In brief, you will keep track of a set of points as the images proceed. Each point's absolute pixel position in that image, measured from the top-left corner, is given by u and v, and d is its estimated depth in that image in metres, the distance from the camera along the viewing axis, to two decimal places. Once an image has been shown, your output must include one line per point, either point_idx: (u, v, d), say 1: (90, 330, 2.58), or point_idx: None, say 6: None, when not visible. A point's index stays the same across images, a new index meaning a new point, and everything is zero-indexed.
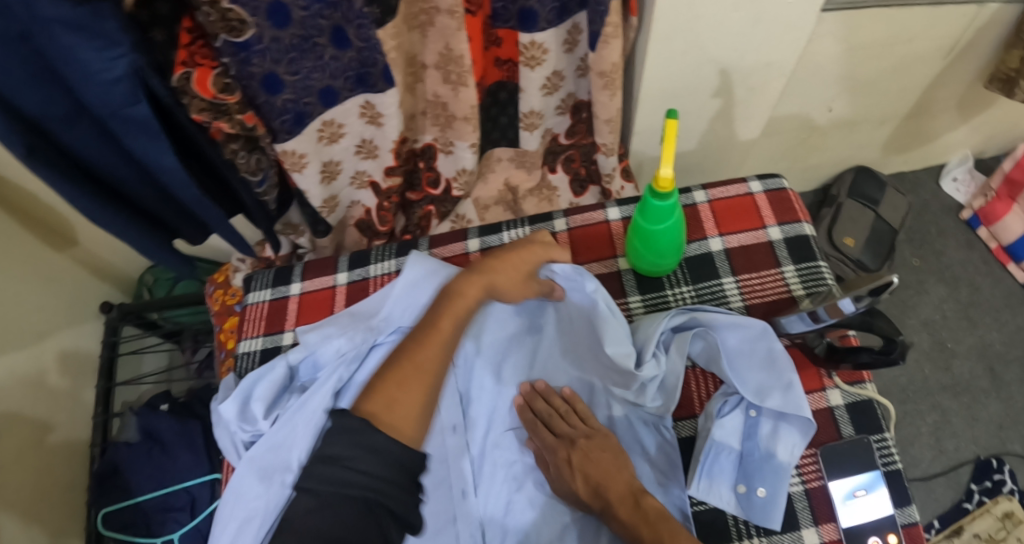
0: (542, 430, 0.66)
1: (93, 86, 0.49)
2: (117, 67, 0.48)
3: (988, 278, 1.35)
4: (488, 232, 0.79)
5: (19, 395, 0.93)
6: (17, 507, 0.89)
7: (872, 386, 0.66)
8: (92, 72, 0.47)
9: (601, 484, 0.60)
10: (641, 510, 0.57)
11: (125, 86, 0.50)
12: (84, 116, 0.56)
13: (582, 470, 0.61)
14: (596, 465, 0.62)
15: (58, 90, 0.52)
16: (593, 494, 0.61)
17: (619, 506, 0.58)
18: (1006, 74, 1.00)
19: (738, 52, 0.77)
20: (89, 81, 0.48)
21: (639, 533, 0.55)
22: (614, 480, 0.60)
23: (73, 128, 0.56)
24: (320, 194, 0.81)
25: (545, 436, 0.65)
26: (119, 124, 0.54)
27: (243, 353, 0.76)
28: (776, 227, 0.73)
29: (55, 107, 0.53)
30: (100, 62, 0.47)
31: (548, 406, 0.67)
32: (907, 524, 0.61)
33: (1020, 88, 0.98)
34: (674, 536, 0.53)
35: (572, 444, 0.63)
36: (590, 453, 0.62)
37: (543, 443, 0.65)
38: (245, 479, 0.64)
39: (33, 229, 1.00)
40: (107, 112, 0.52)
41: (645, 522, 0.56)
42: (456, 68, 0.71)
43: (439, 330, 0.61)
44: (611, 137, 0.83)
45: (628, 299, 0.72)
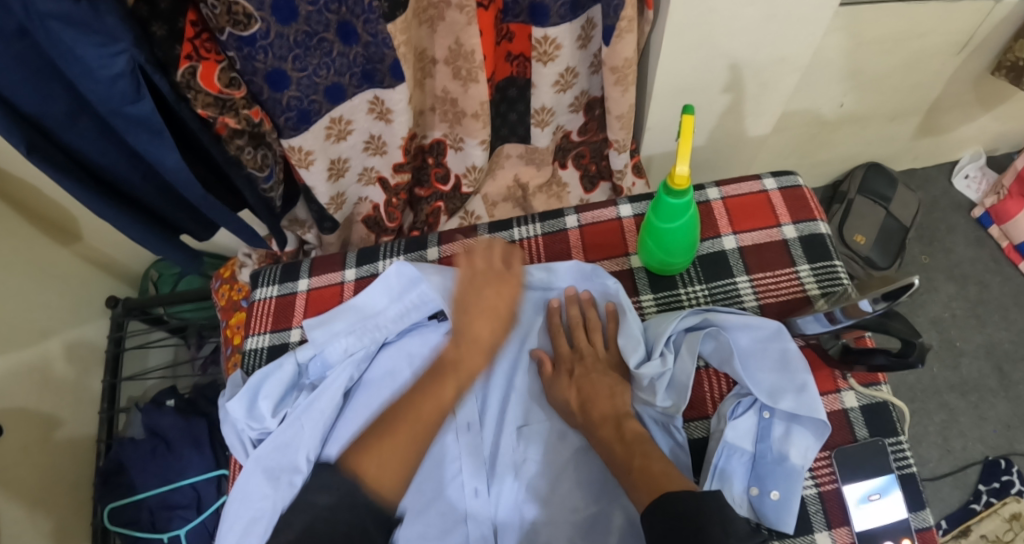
0: (560, 338, 0.71)
1: (93, 82, 0.48)
2: (117, 64, 0.47)
3: (998, 277, 1.33)
4: (498, 227, 0.77)
5: (26, 391, 0.92)
6: (24, 504, 0.88)
7: (887, 388, 0.65)
8: (91, 69, 0.46)
9: (589, 400, 0.64)
10: (620, 431, 0.61)
11: (125, 83, 0.49)
12: (83, 112, 0.55)
13: (578, 383, 0.66)
14: (591, 385, 0.66)
15: (58, 88, 0.51)
16: (581, 408, 0.64)
17: (600, 426, 0.62)
18: (1013, 62, 0.98)
19: (751, 47, 0.76)
20: (88, 77, 0.47)
21: (611, 449, 0.60)
22: (602, 400, 0.64)
23: (72, 126, 0.55)
24: (327, 191, 0.80)
25: (561, 345, 0.71)
26: (120, 122, 0.53)
27: (250, 349, 0.76)
28: (791, 226, 0.72)
29: (53, 102, 0.52)
30: (99, 59, 0.46)
31: (580, 314, 0.71)
32: (921, 528, 0.61)
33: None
34: (645, 456, 0.57)
35: (579, 358, 0.69)
36: (589, 372, 0.67)
37: (558, 353, 0.71)
38: (253, 479, 0.64)
39: (35, 223, 0.99)
40: (107, 108, 0.51)
41: (620, 441, 0.60)
42: (466, 63, 0.70)
43: (440, 398, 0.66)
44: (622, 133, 0.81)
45: (640, 298, 0.71)
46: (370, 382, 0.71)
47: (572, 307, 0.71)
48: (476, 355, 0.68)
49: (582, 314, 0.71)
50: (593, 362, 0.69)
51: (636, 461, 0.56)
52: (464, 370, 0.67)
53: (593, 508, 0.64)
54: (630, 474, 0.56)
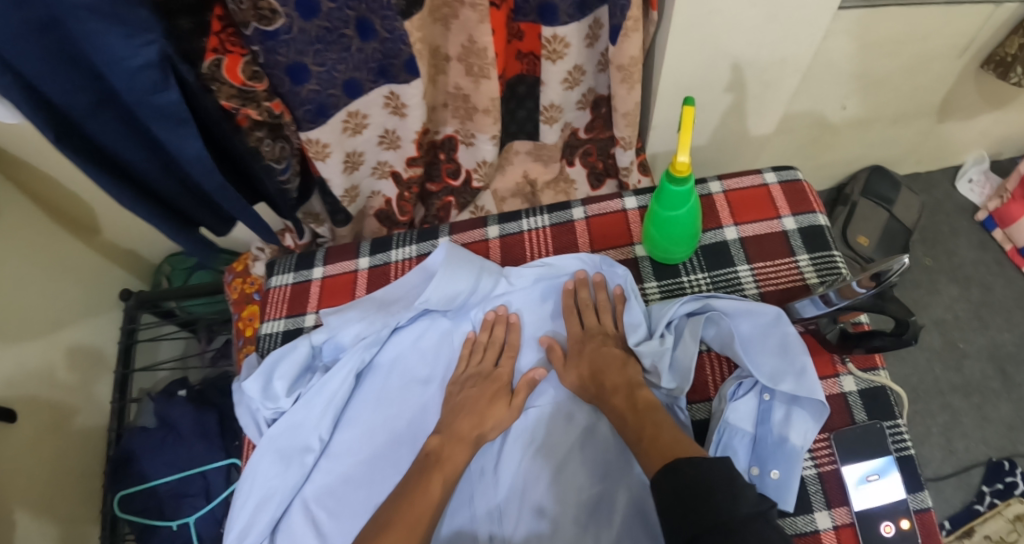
0: (570, 318, 0.73)
1: (120, 74, 0.51)
2: (145, 54, 0.50)
3: (1002, 279, 1.35)
4: (507, 219, 0.80)
5: (38, 379, 0.95)
6: (33, 490, 0.91)
7: (885, 372, 0.67)
8: (119, 59, 0.50)
9: (600, 370, 0.67)
10: (632, 400, 0.63)
11: (153, 73, 0.52)
12: (108, 105, 0.58)
13: (589, 358, 0.68)
14: (602, 358, 0.68)
15: (84, 77, 0.53)
16: (591, 378, 0.67)
17: (613, 395, 0.64)
18: (1002, 57, 0.99)
19: (754, 47, 0.79)
20: (116, 68, 0.51)
21: (625, 418, 0.62)
22: (614, 372, 0.66)
23: (96, 118, 0.58)
24: (341, 183, 0.83)
25: (572, 325, 0.72)
26: (146, 112, 0.56)
27: (265, 334, 0.78)
28: (791, 217, 0.74)
29: (77, 94, 0.54)
30: (125, 49, 0.49)
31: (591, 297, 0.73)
32: (920, 509, 0.63)
33: (1017, 71, 0.97)
34: (656, 426, 0.59)
35: (589, 337, 0.71)
36: (600, 347, 0.69)
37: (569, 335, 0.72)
38: (266, 458, 0.67)
39: (52, 215, 1.02)
40: (134, 99, 0.54)
41: (631, 410, 0.62)
42: (478, 61, 0.73)
43: (429, 494, 0.61)
44: (628, 130, 0.84)
45: (644, 285, 0.73)
46: (380, 365, 0.73)
47: (582, 289, 0.73)
48: (462, 449, 0.66)
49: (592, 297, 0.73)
50: (600, 337, 0.70)
51: (649, 432, 0.59)
52: (450, 465, 0.64)
53: (598, 488, 0.65)
54: (641, 448, 0.58)
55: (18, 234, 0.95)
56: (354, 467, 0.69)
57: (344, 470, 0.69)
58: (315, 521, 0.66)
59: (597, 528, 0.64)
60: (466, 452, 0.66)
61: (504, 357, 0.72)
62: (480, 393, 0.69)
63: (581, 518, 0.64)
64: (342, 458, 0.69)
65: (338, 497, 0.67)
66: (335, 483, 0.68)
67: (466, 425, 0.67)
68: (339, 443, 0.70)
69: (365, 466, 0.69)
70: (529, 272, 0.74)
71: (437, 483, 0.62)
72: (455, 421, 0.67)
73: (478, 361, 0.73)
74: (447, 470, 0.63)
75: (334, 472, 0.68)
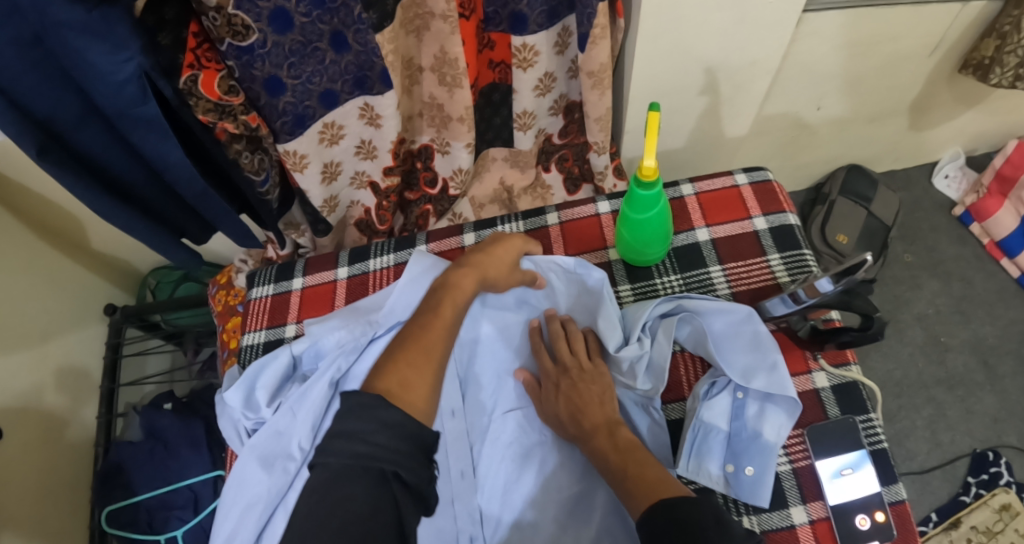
0: (542, 353, 0.70)
1: (103, 86, 0.52)
2: (127, 69, 0.51)
3: (981, 273, 1.36)
4: (483, 226, 0.81)
5: (27, 392, 0.95)
6: (23, 505, 0.91)
7: (857, 367, 0.68)
8: (102, 74, 0.51)
9: (579, 410, 0.64)
10: (614, 440, 0.60)
11: (134, 87, 0.53)
12: (93, 115, 0.60)
13: (566, 394, 0.65)
14: (580, 395, 0.65)
15: (69, 90, 0.56)
16: (571, 418, 0.64)
17: (594, 435, 0.62)
18: (979, 61, 0.99)
19: (723, 51, 0.81)
20: (101, 82, 0.52)
21: (607, 459, 0.59)
22: (593, 410, 0.64)
23: (84, 128, 0.60)
24: (320, 194, 0.84)
25: (545, 363, 0.70)
26: (127, 122, 0.57)
27: (246, 346, 0.78)
28: (762, 218, 0.75)
29: (63, 106, 0.56)
30: (109, 65, 0.50)
31: (563, 330, 0.71)
32: (894, 501, 0.63)
33: (996, 72, 0.95)
34: (640, 465, 0.57)
35: (564, 372, 0.68)
36: (577, 385, 0.66)
37: (542, 369, 0.70)
38: (248, 466, 0.67)
39: (37, 229, 1.02)
40: (116, 111, 0.55)
41: (613, 449, 0.60)
42: (451, 70, 0.74)
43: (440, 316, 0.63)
44: (602, 135, 0.85)
45: (618, 288, 0.74)
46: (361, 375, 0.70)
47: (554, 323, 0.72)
48: (468, 281, 0.67)
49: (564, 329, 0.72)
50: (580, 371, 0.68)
51: (631, 469, 0.57)
52: (458, 293, 0.66)
53: (577, 487, 0.66)
54: (625, 482, 0.56)
55: (7, 249, 0.96)
56: None
57: None
58: None
59: (576, 525, 0.64)
60: (474, 283, 0.67)
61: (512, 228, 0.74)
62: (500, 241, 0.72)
63: (560, 517, 0.65)
64: None
65: None
66: None
67: (463, 278, 0.67)
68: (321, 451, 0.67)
69: None
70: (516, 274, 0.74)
71: (447, 312, 0.63)
72: (473, 256, 0.70)
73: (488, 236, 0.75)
74: (455, 299, 0.65)
75: None
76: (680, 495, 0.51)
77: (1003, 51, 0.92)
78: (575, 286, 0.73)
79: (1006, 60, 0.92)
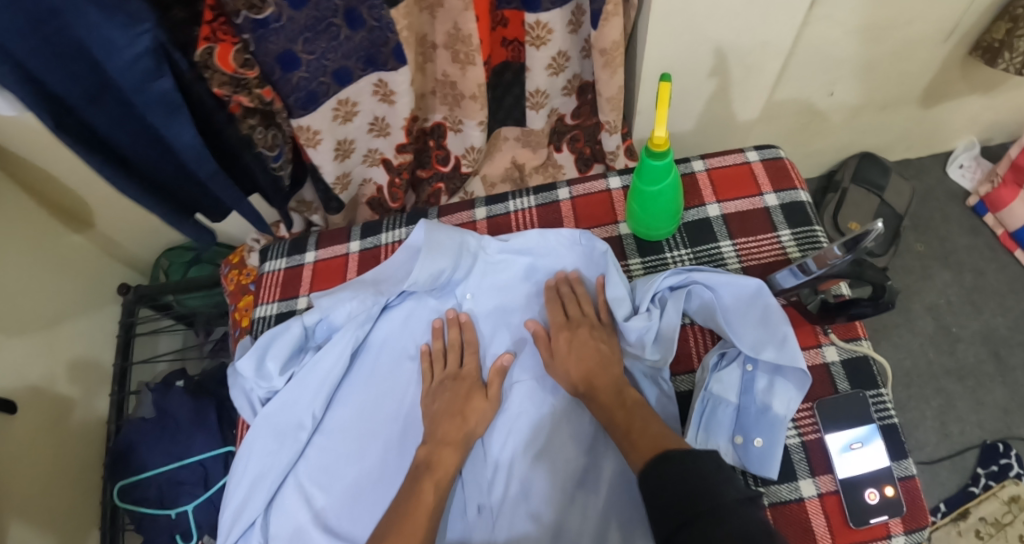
0: (553, 312, 0.70)
1: (117, 61, 0.53)
2: (141, 42, 0.53)
3: (994, 264, 1.35)
4: (494, 200, 0.80)
5: (41, 370, 0.97)
6: (35, 479, 0.93)
7: (867, 342, 0.68)
8: (118, 47, 0.52)
9: (588, 369, 0.65)
10: (622, 398, 0.62)
11: (148, 61, 0.54)
12: (104, 93, 0.60)
13: (577, 354, 0.66)
14: (587, 355, 0.66)
15: (81, 69, 0.56)
16: (580, 377, 0.64)
17: (601, 393, 0.63)
18: (989, 43, 0.99)
19: (735, 31, 0.81)
20: (115, 55, 0.53)
21: (613, 415, 0.61)
22: (602, 371, 0.64)
23: (94, 106, 0.60)
24: (333, 170, 0.84)
25: (554, 318, 0.70)
26: (141, 100, 0.58)
27: (259, 317, 0.78)
28: (773, 195, 0.75)
29: (77, 84, 0.57)
30: (125, 38, 0.51)
31: (571, 291, 0.72)
32: (903, 477, 0.63)
33: (1004, 57, 0.96)
34: (644, 428, 0.58)
35: (575, 327, 0.68)
36: (587, 341, 0.67)
37: (551, 325, 0.70)
38: (261, 436, 0.67)
39: (52, 211, 1.04)
40: (131, 87, 0.56)
41: (621, 408, 0.61)
42: (464, 47, 0.74)
43: (421, 502, 0.59)
44: (614, 114, 0.85)
45: (628, 261, 0.74)
46: (373, 343, 0.73)
47: (561, 286, 0.72)
48: (450, 454, 0.64)
49: (573, 290, 0.72)
50: (586, 332, 0.68)
51: (633, 433, 0.58)
52: (442, 472, 0.62)
53: (583, 459, 0.66)
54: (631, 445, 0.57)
55: (22, 229, 0.97)
56: (346, 441, 0.69)
57: (336, 444, 0.69)
58: (308, 495, 0.67)
59: (584, 498, 0.64)
60: (456, 456, 0.64)
61: (466, 357, 0.71)
62: (455, 395, 0.67)
63: (568, 488, 0.65)
64: (335, 434, 0.70)
65: (330, 472, 0.68)
66: (328, 458, 0.69)
67: (449, 455, 0.63)
68: (332, 419, 0.70)
69: (362, 437, 0.69)
70: (525, 235, 0.72)
71: (428, 492, 0.61)
72: (438, 426, 0.65)
73: (439, 368, 0.70)
74: (437, 478, 0.62)
75: (327, 446, 0.69)
76: (684, 450, 0.52)
77: (1015, 35, 0.92)
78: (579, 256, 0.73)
79: (1016, 45, 0.93)
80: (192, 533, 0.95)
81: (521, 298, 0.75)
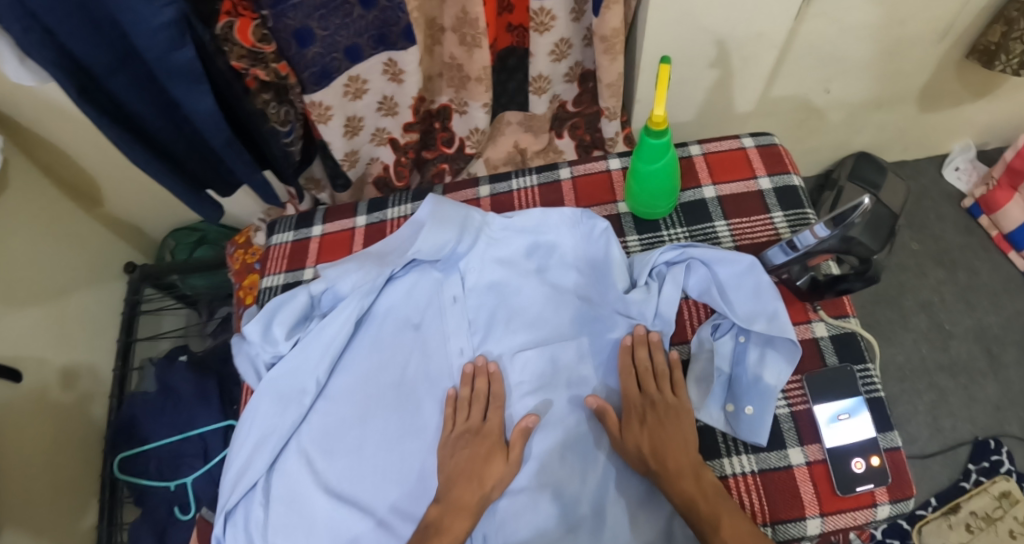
0: (630, 383, 0.66)
1: (144, 33, 0.57)
2: (166, 13, 0.56)
3: (988, 264, 1.37)
4: (498, 179, 0.82)
5: (45, 342, 0.99)
6: (38, 447, 0.94)
7: (855, 319, 0.70)
8: (143, 18, 0.55)
9: (662, 449, 0.61)
10: (701, 484, 0.58)
11: (170, 33, 0.57)
12: (127, 64, 0.63)
13: (652, 431, 0.62)
14: (665, 433, 0.62)
15: (108, 38, 0.59)
16: (654, 456, 0.60)
17: (679, 478, 0.59)
18: (985, 46, 1.02)
19: (732, 23, 0.84)
20: (140, 27, 0.56)
21: (695, 507, 0.57)
22: (678, 451, 0.61)
23: (116, 75, 0.63)
24: (342, 147, 0.87)
25: (630, 389, 0.66)
26: (164, 71, 0.62)
27: (265, 288, 0.80)
28: (767, 178, 0.77)
29: (101, 53, 0.60)
30: (150, 9, 0.54)
31: (648, 358, 0.67)
32: (889, 448, 0.65)
33: (1001, 59, 0.99)
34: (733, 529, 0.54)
35: (652, 405, 0.64)
36: (663, 421, 0.63)
37: (625, 398, 0.65)
38: (264, 399, 0.69)
39: (62, 188, 1.06)
40: (154, 57, 0.60)
41: (704, 497, 0.57)
42: (471, 30, 0.76)
43: None
44: (613, 101, 0.88)
45: (625, 238, 0.76)
46: (378, 312, 0.75)
47: (639, 349, 0.67)
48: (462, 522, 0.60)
49: (649, 357, 0.67)
50: (665, 407, 0.64)
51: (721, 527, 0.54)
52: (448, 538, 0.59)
53: (584, 426, 0.66)
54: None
55: (32, 203, 0.99)
56: (348, 407, 0.70)
57: (339, 410, 0.71)
58: (309, 459, 0.69)
59: (585, 469, 0.65)
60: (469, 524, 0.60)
61: (492, 411, 0.67)
62: (473, 456, 0.63)
63: (569, 456, 0.65)
64: (338, 399, 0.71)
65: (332, 437, 0.69)
66: (330, 423, 0.70)
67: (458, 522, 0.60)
68: (336, 385, 0.72)
69: (363, 403, 0.70)
70: (529, 214, 0.74)
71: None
72: (452, 490, 0.62)
73: (462, 416, 0.67)
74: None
75: (330, 412, 0.71)
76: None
77: (1011, 37, 0.95)
78: (582, 236, 0.73)
79: (1012, 47, 0.96)
80: (190, 505, 0.97)
81: (524, 278, 0.74)
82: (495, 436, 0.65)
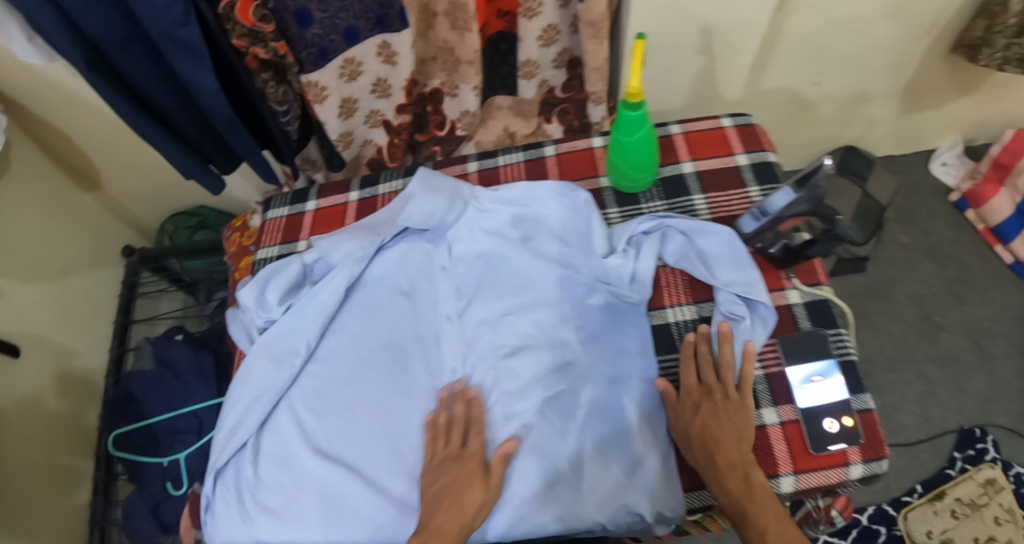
0: (688, 372, 0.66)
1: (151, 9, 0.59)
2: None
3: (976, 258, 1.40)
4: (485, 156, 0.86)
5: (44, 320, 1.01)
6: (35, 419, 0.96)
7: (828, 287, 0.72)
8: None
9: (713, 440, 0.60)
10: (748, 483, 0.57)
11: (178, 9, 0.60)
12: (135, 40, 0.66)
13: (705, 421, 0.62)
14: (718, 425, 0.61)
15: (116, 14, 0.62)
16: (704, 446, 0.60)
17: (726, 476, 0.58)
18: (970, 41, 1.03)
19: (717, 11, 0.87)
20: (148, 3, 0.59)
21: (741, 505, 0.55)
22: (730, 444, 0.60)
23: (125, 50, 0.66)
24: (337, 128, 0.90)
25: (689, 379, 0.66)
26: (170, 46, 0.65)
27: (260, 259, 0.83)
28: (744, 155, 0.80)
29: (111, 28, 0.63)
30: None
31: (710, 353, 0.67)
32: (862, 409, 0.66)
33: (985, 52, 0.99)
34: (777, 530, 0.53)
35: (709, 395, 0.64)
36: (719, 411, 0.62)
37: (685, 387, 0.66)
38: (258, 360, 0.72)
39: (64, 170, 1.09)
40: (160, 32, 0.63)
41: (750, 497, 0.56)
42: (462, 15, 0.80)
43: None
44: (599, 86, 0.91)
45: (607, 210, 0.79)
46: (369, 280, 0.78)
47: (704, 343, 0.68)
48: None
49: (712, 352, 0.67)
50: (727, 400, 0.64)
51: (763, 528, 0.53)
52: None
53: (564, 384, 0.68)
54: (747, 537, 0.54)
55: (36, 184, 1.02)
56: (338, 370, 0.73)
57: (329, 372, 0.73)
58: (299, 418, 0.71)
59: (566, 426, 0.66)
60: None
61: (471, 436, 0.66)
62: (455, 478, 0.61)
63: (552, 417, 0.66)
64: (329, 362, 0.73)
65: (322, 397, 0.72)
66: (320, 384, 0.72)
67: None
68: (327, 348, 0.74)
69: (353, 365, 0.73)
70: (512, 188, 0.77)
71: None
72: (433, 519, 0.58)
73: (443, 444, 0.65)
74: None
75: (320, 374, 0.73)
76: None
77: (992, 31, 0.95)
78: (564, 206, 0.76)
79: (994, 41, 0.96)
80: (183, 480, 0.98)
81: (511, 247, 0.76)
82: (478, 455, 0.64)
